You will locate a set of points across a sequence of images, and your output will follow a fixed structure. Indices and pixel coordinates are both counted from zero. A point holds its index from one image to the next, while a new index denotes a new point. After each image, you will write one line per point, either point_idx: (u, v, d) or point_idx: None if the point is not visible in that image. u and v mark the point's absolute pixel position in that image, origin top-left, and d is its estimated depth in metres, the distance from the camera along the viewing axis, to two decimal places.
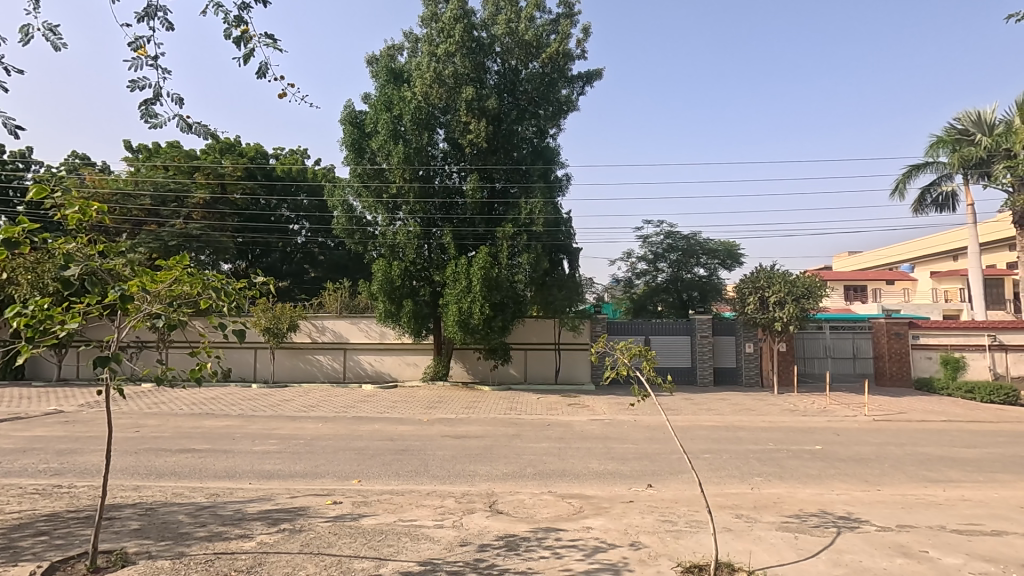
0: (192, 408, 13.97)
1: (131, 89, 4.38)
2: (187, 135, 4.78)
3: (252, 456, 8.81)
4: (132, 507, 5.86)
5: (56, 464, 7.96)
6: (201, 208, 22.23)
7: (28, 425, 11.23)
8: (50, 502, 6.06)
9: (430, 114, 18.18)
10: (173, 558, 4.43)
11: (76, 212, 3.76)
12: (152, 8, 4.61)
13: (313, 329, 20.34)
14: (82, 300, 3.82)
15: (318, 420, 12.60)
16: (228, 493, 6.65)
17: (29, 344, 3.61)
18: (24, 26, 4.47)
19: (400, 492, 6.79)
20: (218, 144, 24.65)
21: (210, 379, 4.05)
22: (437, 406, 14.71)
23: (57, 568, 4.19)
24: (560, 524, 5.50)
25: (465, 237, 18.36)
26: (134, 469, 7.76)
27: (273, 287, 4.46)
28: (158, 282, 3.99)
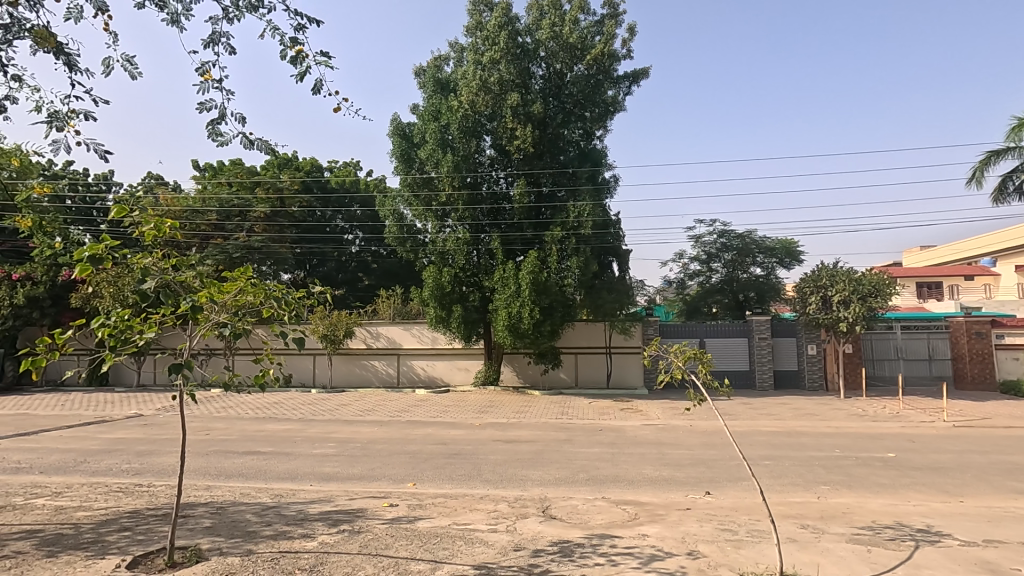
0: (257, 412, 14.66)
1: (199, 111, 4.74)
2: (249, 150, 5.10)
3: (312, 459, 9.13)
4: (204, 506, 6.22)
5: (136, 464, 8.53)
6: (263, 221, 23.36)
7: (111, 428, 12.07)
8: (132, 499, 6.50)
9: (477, 122, 18.42)
10: (242, 555, 4.65)
11: (151, 229, 4.05)
12: (217, 35, 4.95)
13: (367, 335, 20.96)
14: (157, 311, 4.08)
15: (374, 424, 12.95)
16: (291, 494, 6.93)
17: (113, 353, 3.89)
18: (107, 60, 4.89)
19: (453, 496, 6.88)
20: (276, 160, 25.80)
21: (273, 385, 4.24)
22: (488, 410, 14.82)
23: (139, 562, 4.50)
24: (614, 531, 5.42)
25: (512, 242, 18.46)
26: (205, 470, 8.20)
27: (330, 296, 4.66)
28: (224, 293, 4.23)
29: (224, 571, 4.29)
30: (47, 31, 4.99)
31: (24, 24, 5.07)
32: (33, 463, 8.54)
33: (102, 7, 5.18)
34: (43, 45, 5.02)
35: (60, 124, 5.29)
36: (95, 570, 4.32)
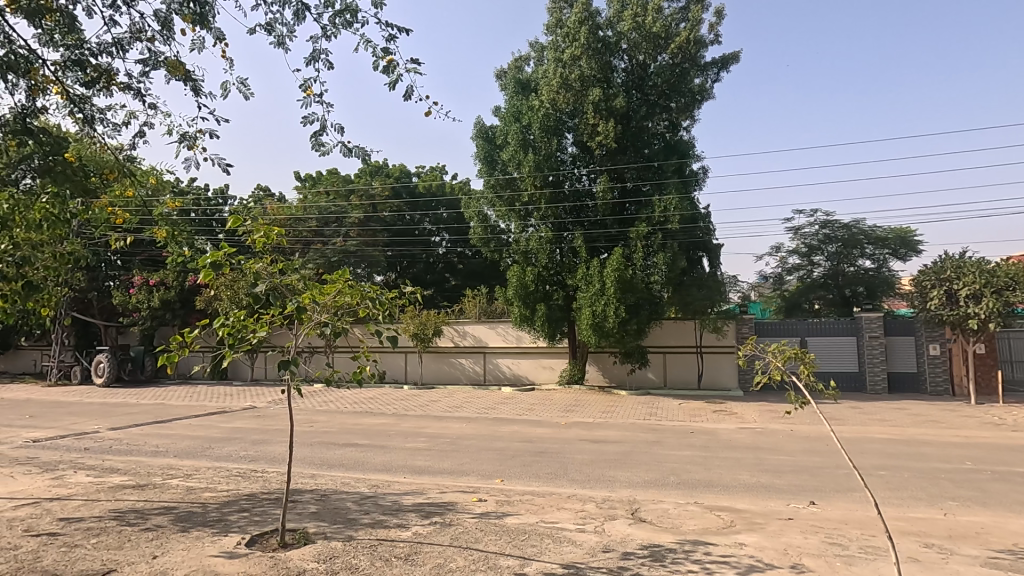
0: (355, 407, 15.58)
1: (302, 125, 5.13)
2: (347, 157, 5.49)
3: (405, 452, 9.55)
4: (310, 492, 6.71)
5: (252, 452, 9.37)
6: (357, 226, 24.77)
7: (231, 418, 13.35)
8: (249, 483, 7.13)
9: (559, 120, 18.39)
10: (344, 540, 4.96)
11: (261, 236, 4.42)
12: (318, 52, 5.44)
13: (455, 334, 21.59)
14: (268, 312, 4.45)
15: (462, 420, 13.31)
16: (387, 485, 7.29)
17: (232, 350, 4.30)
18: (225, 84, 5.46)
19: (541, 494, 6.91)
20: (368, 168, 27.24)
21: (370, 381, 4.49)
22: (574, 409, 14.73)
23: (256, 541, 4.94)
24: (708, 537, 5.19)
25: (597, 239, 18.24)
26: (311, 460, 8.83)
27: (421, 295, 4.86)
28: (325, 294, 4.54)
29: (329, 554, 4.61)
30: (178, 61, 5.60)
31: (160, 57, 5.73)
32: (169, 448, 9.63)
33: (222, 36, 5.74)
34: (175, 74, 5.63)
35: (189, 144, 5.93)
36: (221, 545, 4.80)
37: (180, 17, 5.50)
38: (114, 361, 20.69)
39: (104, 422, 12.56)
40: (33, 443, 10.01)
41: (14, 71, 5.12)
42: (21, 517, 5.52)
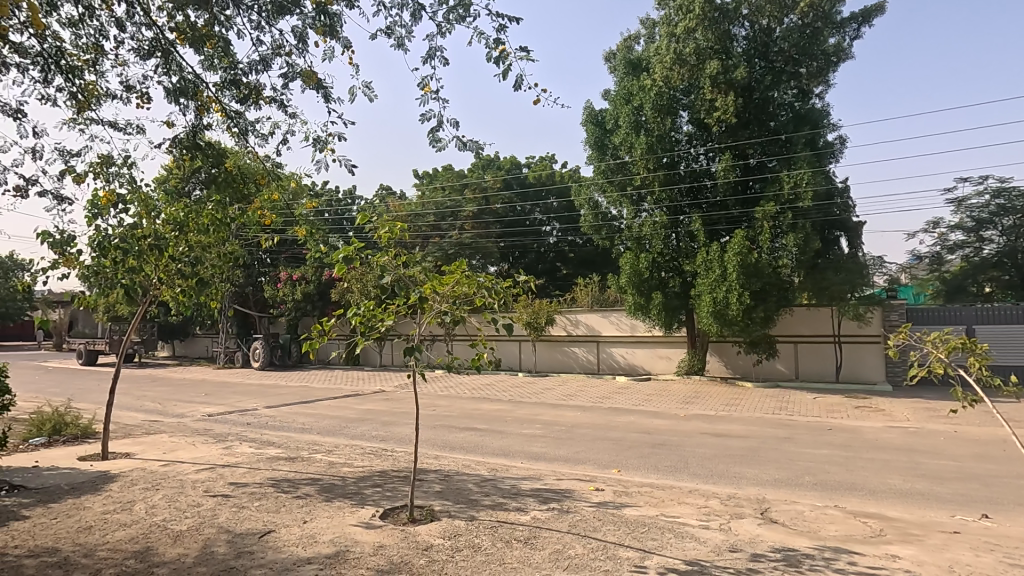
0: (473, 393, 16.22)
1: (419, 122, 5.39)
2: (461, 150, 5.92)
3: (521, 438, 9.77)
4: (435, 473, 7.11)
5: (382, 432, 10.15)
6: (471, 219, 25.63)
7: (364, 400, 14.54)
8: (380, 461, 7.71)
9: (672, 98, 17.52)
10: (467, 519, 5.19)
11: (386, 231, 4.73)
12: (434, 51, 5.89)
13: (567, 323, 21.61)
14: (394, 302, 4.73)
15: (577, 409, 13.31)
16: (505, 469, 7.51)
17: (364, 338, 4.65)
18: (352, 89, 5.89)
19: (659, 486, 6.70)
20: (480, 162, 28.01)
21: (488, 368, 4.65)
22: (693, 401, 14.10)
23: (388, 514, 5.35)
24: (853, 546, 4.70)
25: (717, 222, 17.20)
26: (435, 442, 9.35)
27: (534, 284, 4.94)
28: (444, 285, 4.75)
29: (454, 531, 4.86)
30: (312, 71, 6.11)
31: (297, 69, 6.30)
32: (313, 426, 10.71)
33: (348, 44, 6.18)
34: (310, 83, 6.17)
35: (323, 149, 6.48)
36: (358, 516, 5.24)
37: (313, 30, 6.00)
38: (267, 347, 23.46)
39: (261, 400, 14.30)
40: (208, 417, 11.66)
41: (185, 94, 5.92)
42: (201, 479, 6.46)
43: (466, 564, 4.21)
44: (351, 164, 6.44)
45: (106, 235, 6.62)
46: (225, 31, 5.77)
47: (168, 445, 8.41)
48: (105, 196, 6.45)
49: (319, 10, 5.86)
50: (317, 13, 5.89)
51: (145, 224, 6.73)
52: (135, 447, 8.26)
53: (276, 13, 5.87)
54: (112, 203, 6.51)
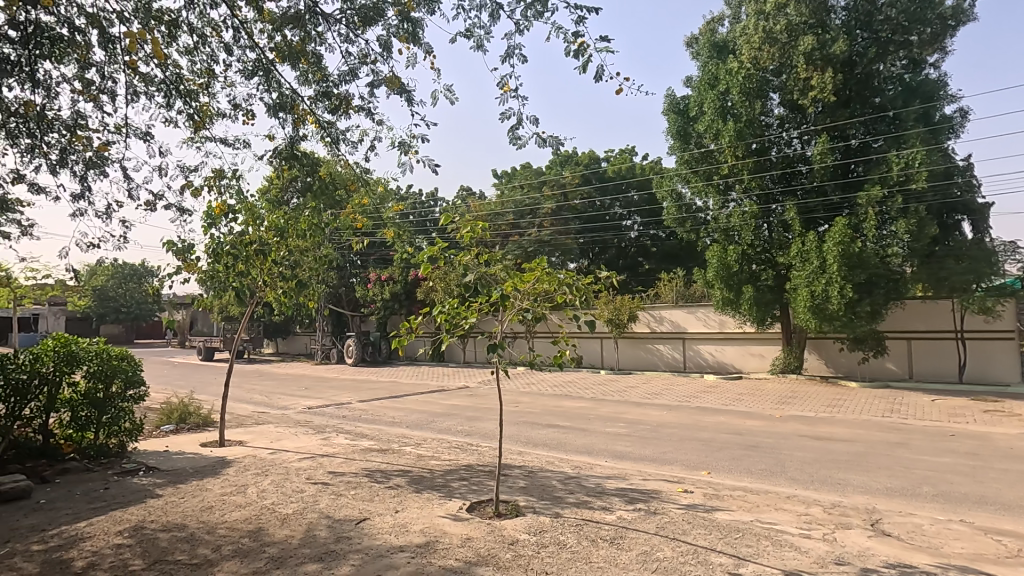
0: (555, 390, 16.22)
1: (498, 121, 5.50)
2: (541, 147, 5.97)
3: (605, 436, 9.65)
4: (519, 468, 7.18)
5: (467, 427, 10.40)
6: (550, 216, 25.49)
7: (449, 396, 14.98)
8: (466, 455, 7.91)
9: (762, 79, 16.35)
10: (551, 516, 5.20)
11: (468, 230, 4.84)
12: (512, 49, 5.96)
13: (651, 319, 21.02)
14: (477, 300, 4.83)
15: (662, 408, 12.92)
16: (589, 468, 7.44)
17: (449, 335, 4.76)
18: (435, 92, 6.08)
19: (754, 491, 6.35)
20: (558, 158, 27.89)
21: (570, 365, 4.64)
22: (790, 401, 13.24)
23: (475, 507, 5.48)
24: (984, 566, 4.19)
25: (814, 210, 16.10)
26: (518, 438, 9.45)
27: (616, 280, 4.87)
28: (525, 282, 4.80)
29: (539, 527, 4.88)
30: (396, 77, 6.34)
31: (382, 77, 6.58)
32: (402, 419, 11.20)
33: (430, 49, 6.36)
34: (394, 90, 6.41)
35: (408, 153, 6.73)
36: (446, 508, 5.40)
37: (397, 38, 6.24)
38: (359, 344, 24.80)
39: (354, 395, 15.14)
40: (308, 409, 12.52)
41: (283, 108, 6.37)
42: (303, 467, 6.95)
43: (552, 560, 4.21)
44: (434, 166, 6.60)
45: (219, 242, 7.28)
46: (318, 46, 6.13)
47: (275, 435, 9.13)
48: (218, 207, 7.10)
49: (402, 18, 6.08)
50: (401, 21, 6.11)
51: (251, 232, 7.35)
52: (247, 435, 9.03)
53: (363, 24, 6.15)
54: (224, 213, 7.15)
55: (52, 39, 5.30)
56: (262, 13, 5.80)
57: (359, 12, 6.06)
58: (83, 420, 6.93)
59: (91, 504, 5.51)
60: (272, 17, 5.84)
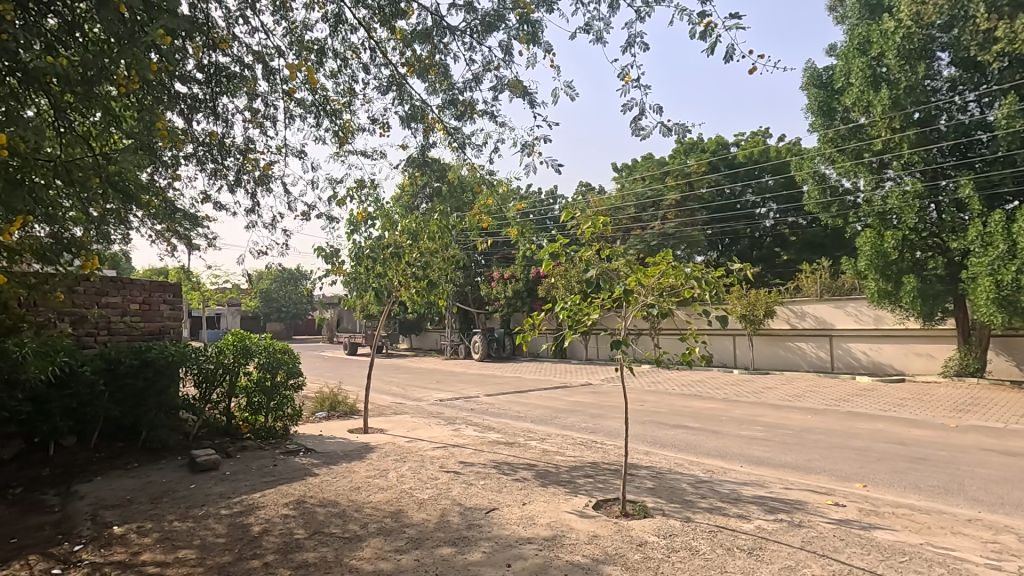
0: (683, 389, 15.51)
1: (619, 113, 5.49)
2: (666, 136, 5.79)
3: (740, 439, 9.03)
4: (647, 469, 6.97)
5: (592, 424, 10.34)
6: (674, 207, 24.24)
7: (572, 392, 15.00)
8: (591, 453, 7.87)
9: (927, 37, 14.33)
10: (682, 520, 4.98)
11: (590, 226, 4.79)
12: (633, 38, 5.81)
13: (791, 315, 19.29)
14: (599, 296, 4.77)
15: (806, 411, 11.80)
16: (722, 472, 7.02)
17: (572, 331, 4.75)
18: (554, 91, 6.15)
19: (924, 510, 5.54)
20: (683, 146, 26.60)
21: (700, 362, 4.42)
22: (968, 409, 11.37)
23: (601, 505, 5.43)
24: None
25: (998, 182, 13.87)
26: (644, 437, 9.20)
27: (749, 273, 4.58)
28: (650, 277, 4.66)
29: (668, 531, 4.70)
30: (518, 80, 6.46)
31: (504, 81, 6.74)
32: (527, 414, 11.44)
33: (550, 48, 6.40)
34: (516, 92, 6.56)
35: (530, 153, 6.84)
36: (572, 504, 5.41)
37: (517, 41, 6.36)
38: (485, 340, 25.76)
39: (481, 389, 15.74)
40: (439, 401, 13.30)
41: (415, 119, 6.79)
42: (437, 456, 7.39)
43: (684, 566, 4.04)
44: (556, 163, 6.65)
45: (361, 246, 8.04)
46: (444, 57, 6.43)
47: (411, 425, 9.80)
48: (360, 214, 7.78)
49: (523, 20, 6.19)
50: (521, 24, 6.22)
51: (387, 235, 7.98)
52: (387, 424, 9.82)
53: (485, 31, 6.35)
54: (365, 219, 7.81)
55: (228, 77, 6.19)
56: (395, 33, 6.25)
57: (482, 19, 6.28)
58: (256, 405, 8.03)
59: (264, 478, 6.36)
60: (403, 35, 6.25)
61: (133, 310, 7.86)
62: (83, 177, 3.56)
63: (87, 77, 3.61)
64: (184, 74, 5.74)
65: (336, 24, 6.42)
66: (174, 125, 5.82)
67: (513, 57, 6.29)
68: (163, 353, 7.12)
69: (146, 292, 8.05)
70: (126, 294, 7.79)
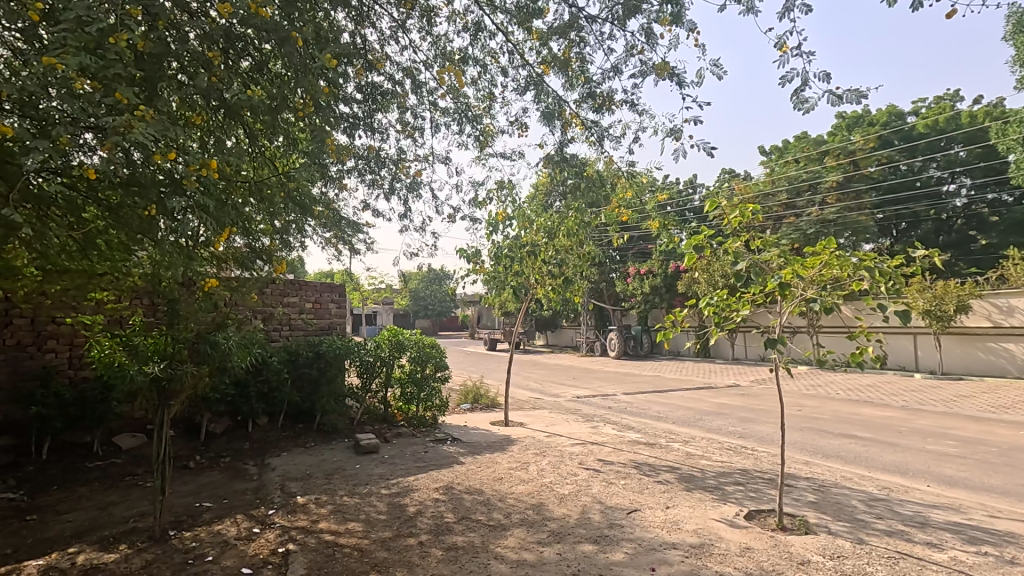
0: (850, 394, 13.80)
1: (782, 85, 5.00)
2: (837, 106, 5.13)
3: (926, 454, 7.78)
4: (807, 481, 6.31)
5: (740, 428, 9.63)
6: (836, 190, 21.61)
7: (718, 393, 14.12)
8: (741, 459, 7.32)
9: None
10: (853, 541, 4.43)
11: (737, 216, 4.45)
12: (791, 3, 5.26)
13: (993, 310, 16.20)
14: (748, 290, 4.45)
15: (1016, 426, 9.79)
16: (903, 491, 6.11)
17: (718, 328, 4.46)
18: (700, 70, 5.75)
19: None
20: (845, 120, 23.64)
21: (874, 364, 3.89)
22: None
23: (754, 516, 5.04)
24: None
25: None
26: (803, 445, 8.35)
27: (938, 259, 3.94)
28: (809, 268, 4.22)
29: (836, 552, 4.21)
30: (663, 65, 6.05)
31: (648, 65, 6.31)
32: (668, 415, 10.99)
33: (693, 27, 6.03)
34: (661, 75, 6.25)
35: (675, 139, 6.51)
36: (721, 512, 5.09)
37: (658, 23, 6.09)
38: (622, 337, 25.28)
39: (619, 387, 15.49)
40: (577, 398, 13.32)
41: (553, 115, 6.84)
42: (576, 453, 7.41)
43: None
44: (708, 145, 6.16)
45: (500, 246, 8.36)
46: (582, 49, 6.40)
47: (550, 420, 9.94)
48: (499, 215, 8.06)
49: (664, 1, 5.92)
50: (664, 4, 5.97)
51: (524, 235, 8.18)
52: (526, 418, 10.07)
53: (626, 15, 6.18)
54: (504, 219, 8.09)
55: (382, 94, 6.78)
56: (532, 33, 6.36)
57: (623, 4, 6.12)
58: (409, 395, 8.75)
59: (417, 462, 6.90)
60: (540, 33, 6.33)
61: (308, 308, 9.01)
62: (270, 195, 4.23)
63: (274, 106, 4.29)
64: (346, 96, 6.38)
65: (476, 32, 6.71)
66: (340, 144, 6.52)
67: (655, 40, 6.02)
68: (333, 346, 8.18)
69: (317, 293, 9.15)
70: (302, 295, 8.95)
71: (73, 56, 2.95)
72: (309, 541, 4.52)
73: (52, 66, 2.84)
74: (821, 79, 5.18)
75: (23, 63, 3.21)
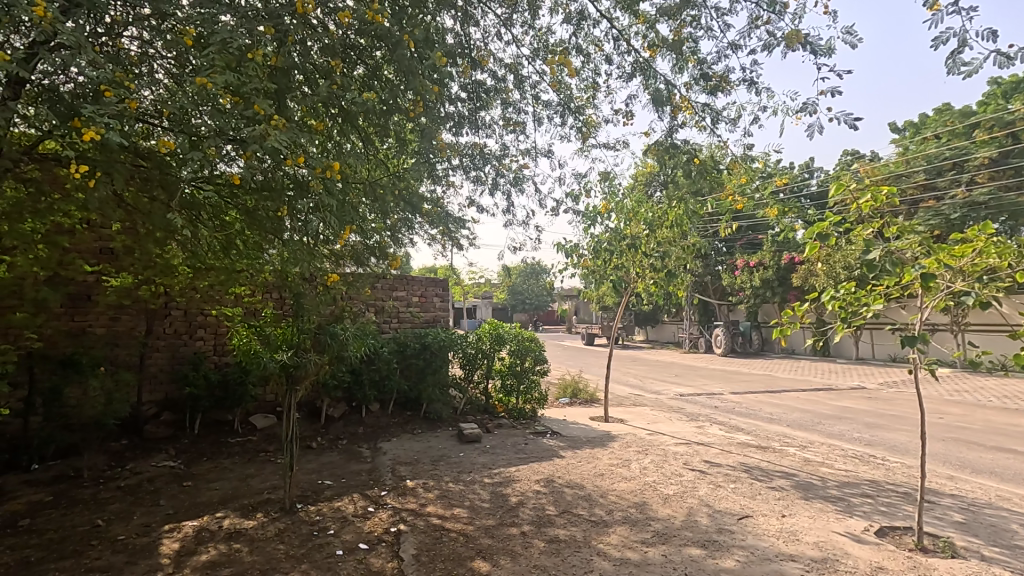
0: (1006, 401, 12.00)
1: (935, 47, 4.33)
2: (1006, 67, 4.42)
3: None
4: (952, 498, 5.59)
5: (868, 435, 8.74)
6: (988, 167, 18.80)
7: (840, 396, 12.94)
8: (869, 469, 6.64)
9: None
10: (1013, 571, 3.85)
11: (868, 200, 3.99)
12: None
13: None
14: (881, 283, 3.99)
15: None
16: None
17: (844, 325, 4.04)
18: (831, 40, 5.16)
19: None
20: (1001, 86, 20.42)
21: None
22: None
23: (886, 533, 4.55)
24: None
25: None
26: (946, 458, 7.41)
27: None
28: (958, 257, 3.71)
29: None
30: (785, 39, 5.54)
31: (775, 36, 5.61)
32: (782, 417, 10.24)
33: None
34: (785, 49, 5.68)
35: (810, 114, 5.42)
36: (847, 526, 4.65)
37: None
38: (728, 333, 23.95)
39: (726, 385, 14.71)
40: (680, 396, 12.80)
41: (661, 101, 6.57)
42: (680, 452, 7.12)
43: None
44: (852, 120, 5.09)
45: (599, 240, 8.26)
46: (695, 28, 6.06)
47: (652, 418, 9.67)
48: (602, 207, 7.93)
49: None
50: None
51: (625, 228, 8.01)
52: (626, 415, 9.88)
53: None
54: (606, 211, 7.97)
55: (486, 90, 6.93)
56: (639, 16, 6.15)
57: None
58: (509, 387, 8.91)
59: (518, 454, 7.01)
60: (647, 17, 6.12)
61: (415, 302, 9.47)
62: (383, 195, 4.46)
63: (387, 110, 4.52)
64: (452, 96, 6.58)
65: (580, 21, 6.61)
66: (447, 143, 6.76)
67: (781, 10, 5.49)
68: (437, 338, 8.54)
69: (423, 287, 9.59)
70: (410, 289, 9.43)
71: (219, 76, 3.30)
72: (418, 524, 4.74)
73: (203, 85, 3.21)
74: (987, 37, 4.46)
75: (179, 85, 3.64)
